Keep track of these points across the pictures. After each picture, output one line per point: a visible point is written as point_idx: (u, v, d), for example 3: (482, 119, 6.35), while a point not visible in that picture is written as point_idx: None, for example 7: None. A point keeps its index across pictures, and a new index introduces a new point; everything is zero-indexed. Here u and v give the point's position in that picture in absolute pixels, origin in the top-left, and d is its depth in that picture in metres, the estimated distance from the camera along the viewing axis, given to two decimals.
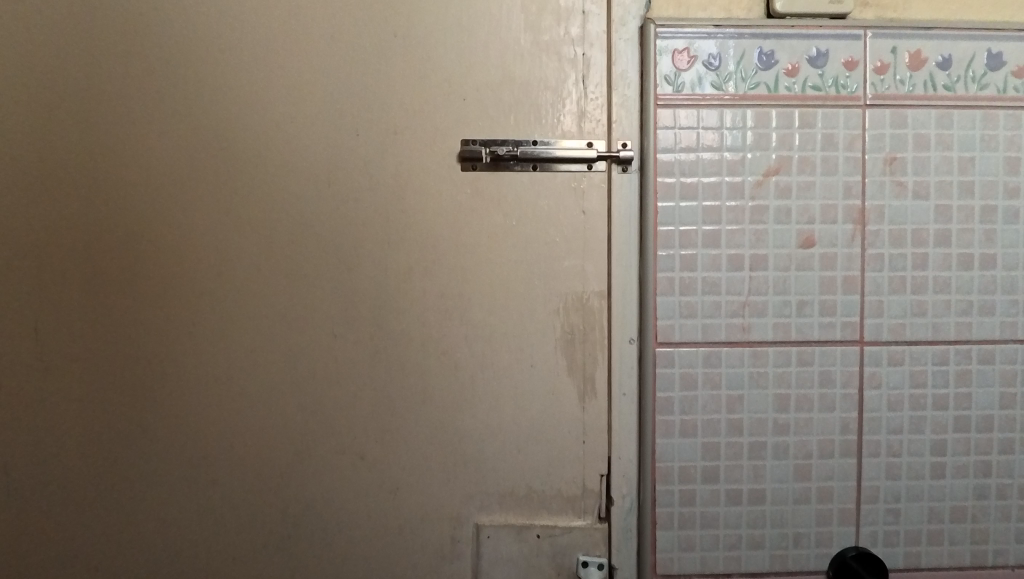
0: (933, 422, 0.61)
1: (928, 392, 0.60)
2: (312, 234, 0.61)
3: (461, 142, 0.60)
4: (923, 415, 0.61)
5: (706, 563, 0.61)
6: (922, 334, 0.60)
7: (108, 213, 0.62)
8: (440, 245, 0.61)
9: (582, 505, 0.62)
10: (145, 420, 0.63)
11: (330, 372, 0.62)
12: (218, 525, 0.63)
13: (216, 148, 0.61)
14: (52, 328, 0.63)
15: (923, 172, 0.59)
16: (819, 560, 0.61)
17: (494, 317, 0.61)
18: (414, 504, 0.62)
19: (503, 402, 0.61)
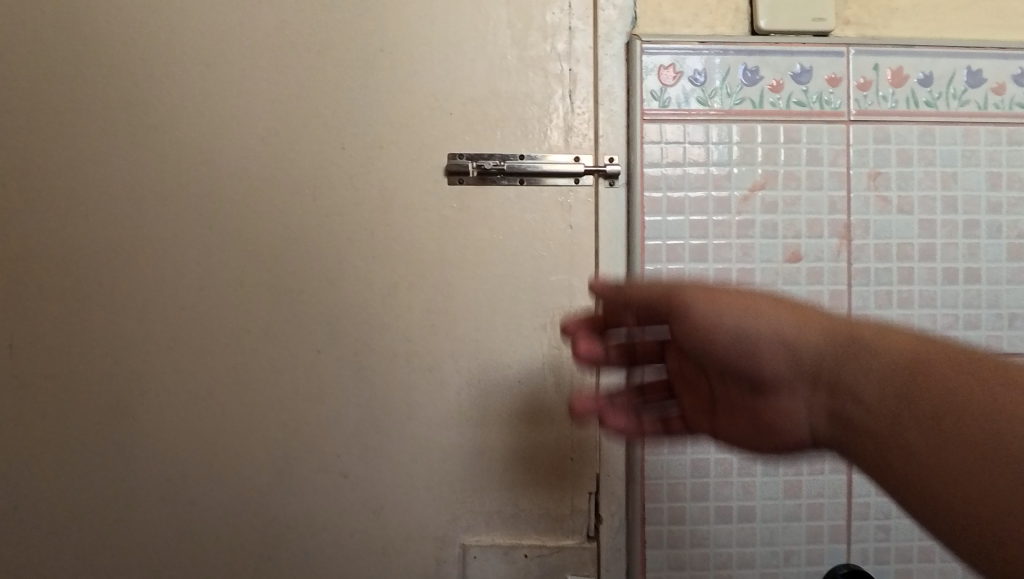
0: None
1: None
2: (296, 249, 0.60)
3: (447, 156, 0.60)
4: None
5: None
6: None
7: (86, 229, 0.61)
8: (426, 260, 0.60)
9: (570, 524, 0.61)
10: (122, 438, 0.61)
11: (313, 389, 0.61)
12: (197, 547, 0.61)
13: (200, 161, 0.60)
14: (28, 345, 0.61)
15: (906, 187, 0.60)
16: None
17: (480, 332, 0.60)
18: (399, 524, 0.61)
19: (489, 419, 0.60)
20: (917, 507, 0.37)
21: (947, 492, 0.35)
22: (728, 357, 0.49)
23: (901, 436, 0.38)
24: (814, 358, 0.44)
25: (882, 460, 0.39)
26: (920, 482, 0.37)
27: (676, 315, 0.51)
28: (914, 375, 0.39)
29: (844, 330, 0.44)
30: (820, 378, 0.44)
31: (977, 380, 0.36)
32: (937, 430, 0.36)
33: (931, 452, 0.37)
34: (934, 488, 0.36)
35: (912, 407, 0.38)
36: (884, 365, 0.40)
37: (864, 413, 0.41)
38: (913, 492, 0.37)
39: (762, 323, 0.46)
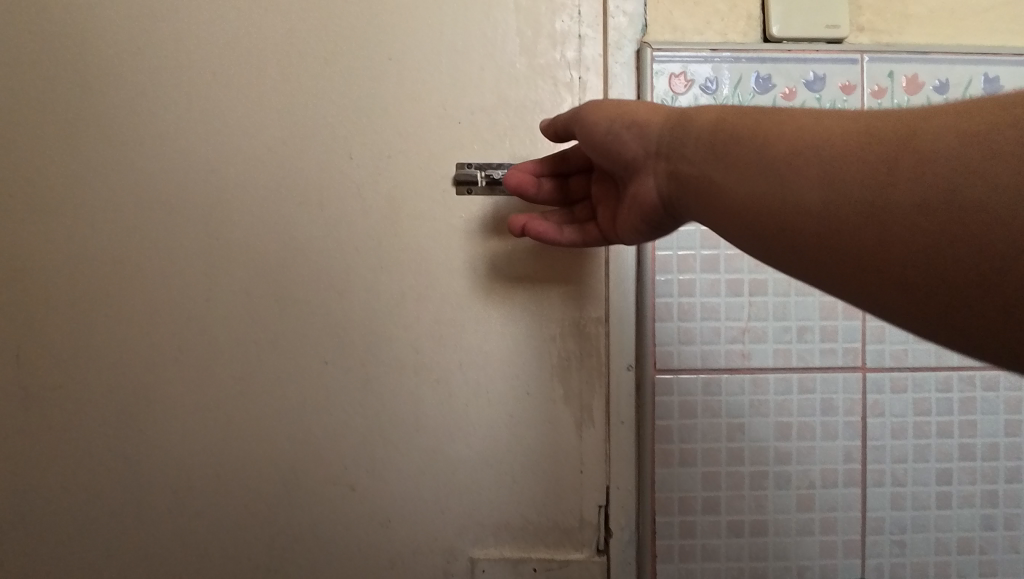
0: (938, 450, 0.59)
1: (931, 420, 0.59)
2: (303, 258, 0.60)
3: (455, 165, 0.59)
4: (927, 442, 0.59)
5: None
6: (924, 360, 0.59)
7: (92, 238, 0.60)
8: (434, 270, 0.60)
9: (579, 537, 0.60)
10: (128, 449, 0.61)
11: (320, 400, 0.60)
12: (203, 558, 0.61)
13: (207, 170, 0.60)
14: (35, 354, 0.61)
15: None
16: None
17: (488, 343, 0.60)
18: (406, 537, 0.60)
19: (498, 431, 0.60)
20: (816, 256, 0.33)
21: (848, 214, 0.31)
22: (617, 143, 0.45)
23: (784, 170, 0.34)
24: (694, 130, 0.40)
25: (758, 194, 0.35)
26: (803, 209, 0.33)
27: (583, 139, 0.47)
28: (787, 124, 0.35)
29: (717, 113, 0.40)
30: (686, 152, 0.40)
31: (862, 134, 0.32)
32: (830, 171, 0.32)
33: (824, 187, 0.32)
34: (842, 211, 0.31)
35: (795, 139, 0.34)
36: (761, 126, 0.36)
37: (734, 170, 0.36)
38: (807, 238, 0.33)
39: (649, 117, 0.43)
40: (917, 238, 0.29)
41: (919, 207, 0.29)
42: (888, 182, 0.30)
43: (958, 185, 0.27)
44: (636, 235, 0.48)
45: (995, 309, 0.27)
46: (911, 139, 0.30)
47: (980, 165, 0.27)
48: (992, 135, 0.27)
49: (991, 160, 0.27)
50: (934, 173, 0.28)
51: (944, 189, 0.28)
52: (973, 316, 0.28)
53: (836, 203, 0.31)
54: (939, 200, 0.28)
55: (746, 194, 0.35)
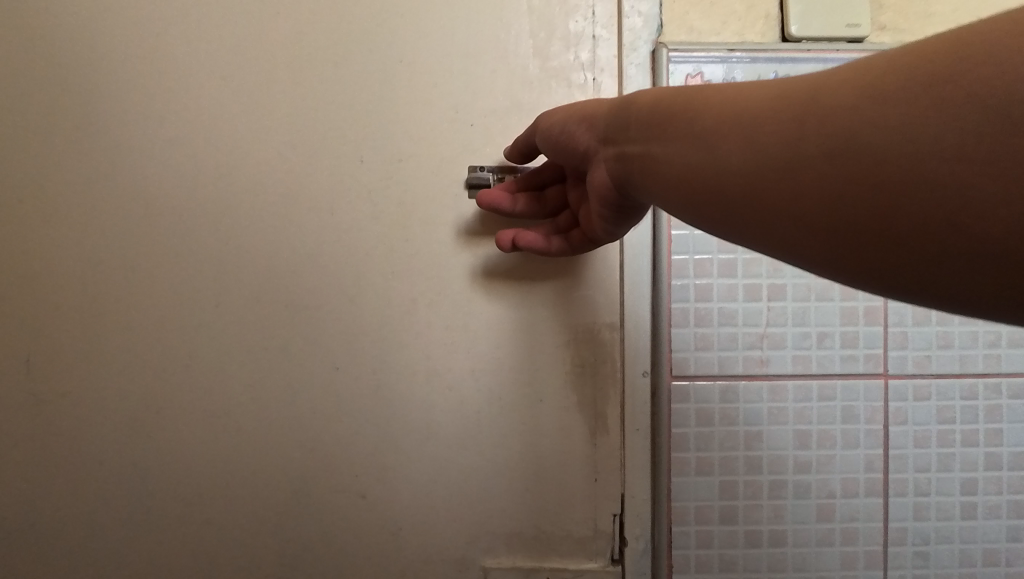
0: (962, 460, 0.58)
1: (955, 428, 0.58)
2: (313, 264, 0.59)
3: (468, 169, 0.58)
4: (951, 452, 0.58)
5: None
6: (948, 368, 0.58)
7: (102, 243, 0.60)
8: (446, 275, 0.59)
9: (593, 548, 0.59)
10: (137, 456, 0.60)
11: (330, 407, 0.59)
12: (214, 567, 0.60)
13: (216, 176, 0.59)
14: (44, 361, 0.61)
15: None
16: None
17: (500, 350, 0.59)
18: (417, 546, 0.59)
19: (510, 439, 0.59)
20: (742, 216, 0.33)
21: (763, 173, 0.32)
22: (575, 136, 0.48)
23: (707, 140, 0.35)
24: (636, 110, 0.42)
25: (687, 163, 0.36)
26: (723, 172, 0.34)
27: (546, 139, 0.51)
28: (711, 95, 0.36)
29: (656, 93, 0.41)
30: (628, 132, 0.42)
31: (775, 94, 0.33)
32: (746, 135, 0.33)
33: (742, 151, 0.33)
34: (758, 171, 0.32)
35: (717, 108, 0.35)
36: (688, 100, 0.38)
37: (666, 142, 0.38)
38: (732, 201, 0.34)
39: (598, 108, 0.47)
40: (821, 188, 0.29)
41: (819, 160, 0.29)
42: (794, 137, 0.30)
43: (853, 130, 0.28)
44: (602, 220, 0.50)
45: (896, 247, 0.27)
46: (815, 93, 0.30)
47: (868, 108, 0.27)
48: (882, 79, 0.27)
49: (880, 105, 0.27)
50: (833, 121, 0.28)
51: (841, 137, 0.28)
52: (882, 257, 0.28)
53: (752, 164, 0.32)
54: (838, 147, 0.28)
55: (676, 166, 0.37)
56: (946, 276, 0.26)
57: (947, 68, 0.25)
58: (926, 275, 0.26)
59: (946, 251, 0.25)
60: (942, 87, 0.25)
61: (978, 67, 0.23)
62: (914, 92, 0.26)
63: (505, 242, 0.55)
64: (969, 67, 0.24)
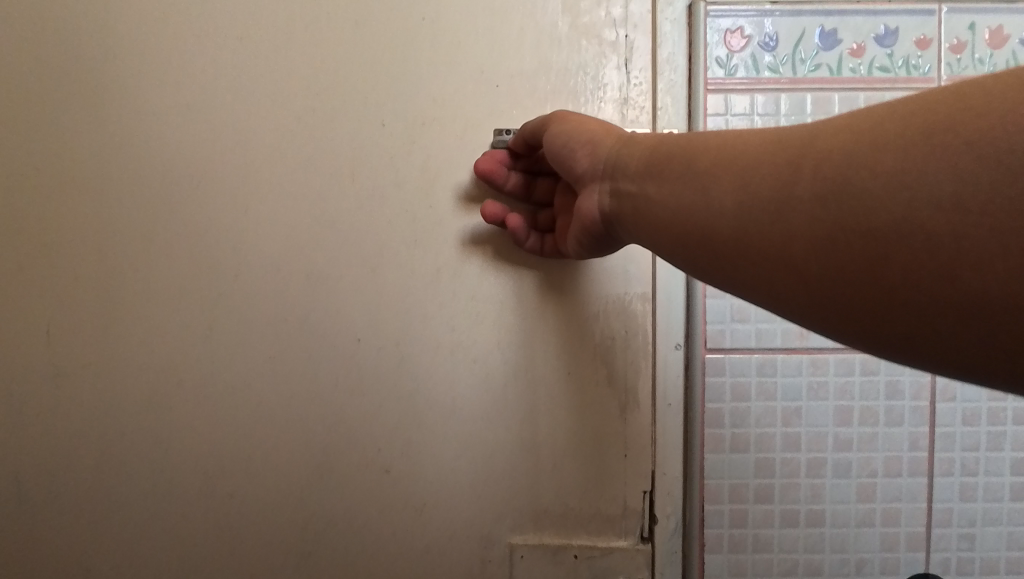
0: (1014, 439, 0.55)
1: (1007, 405, 0.55)
2: (334, 233, 0.57)
3: (493, 132, 0.56)
4: (1002, 430, 0.55)
5: None
6: None
7: (120, 212, 0.59)
8: (471, 244, 0.57)
9: (623, 526, 0.57)
10: (159, 428, 0.59)
11: (353, 380, 0.58)
12: (235, 541, 0.59)
13: (234, 142, 0.58)
14: (64, 332, 0.60)
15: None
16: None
17: (528, 322, 0.57)
18: (442, 523, 0.58)
19: (538, 413, 0.57)
20: (728, 258, 0.34)
21: (753, 214, 0.32)
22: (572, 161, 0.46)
23: (701, 181, 0.35)
24: (631, 147, 0.42)
25: (680, 203, 0.36)
26: (714, 211, 0.34)
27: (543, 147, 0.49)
28: (704, 139, 0.37)
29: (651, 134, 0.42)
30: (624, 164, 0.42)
31: (772, 140, 0.33)
32: (739, 179, 0.33)
33: (735, 194, 0.33)
34: (748, 213, 0.32)
35: (711, 151, 0.36)
36: (683, 143, 0.38)
37: (661, 180, 0.38)
38: (721, 244, 0.34)
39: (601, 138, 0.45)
40: (811, 236, 0.29)
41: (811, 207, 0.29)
42: (786, 185, 0.31)
43: (845, 175, 0.28)
44: (585, 246, 0.49)
45: (884, 297, 0.27)
46: (809, 140, 0.31)
47: (862, 154, 0.28)
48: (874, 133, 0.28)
49: (872, 152, 0.28)
50: (827, 165, 0.29)
51: (833, 184, 0.28)
52: (868, 307, 0.28)
53: (745, 207, 0.32)
54: (831, 195, 0.29)
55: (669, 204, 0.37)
56: (931, 325, 0.26)
57: (945, 118, 0.26)
58: (914, 327, 0.27)
59: (936, 302, 0.26)
60: (939, 139, 0.26)
61: (979, 119, 0.24)
62: (909, 142, 0.26)
63: (491, 213, 0.54)
64: (966, 118, 0.25)
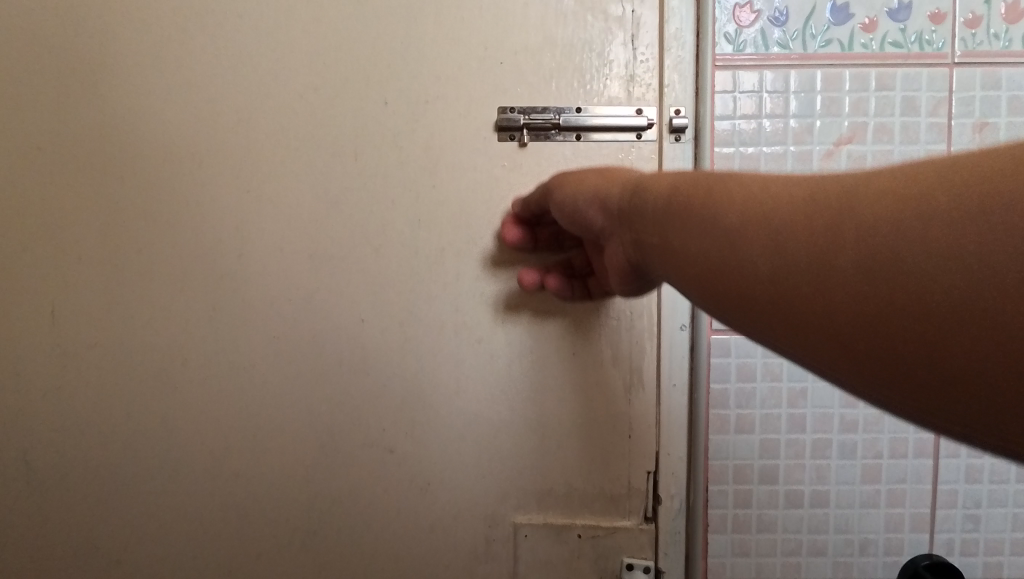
0: None
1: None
2: (338, 213, 0.57)
3: (497, 110, 0.55)
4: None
5: (762, 569, 0.57)
6: None
7: (123, 192, 0.59)
8: (475, 224, 0.56)
9: (627, 505, 0.57)
10: (164, 408, 0.60)
11: (357, 360, 0.58)
12: (242, 520, 0.60)
13: (235, 120, 0.57)
14: (69, 312, 0.60)
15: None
16: (888, 569, 0.56)
17: (533, 302, 0.56)
18: (447, 502, 0.58)
19: (542, 394, 0.57)
20: (763, 325, 0.28)
21: (785, 280, 0.26)
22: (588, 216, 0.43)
23: (727, 241, 0.29)
24: (646, 193, 0.36)
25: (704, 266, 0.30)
26: (739, 272, 0.28)
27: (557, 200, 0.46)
28: (728, 185, 0.31)
29: (668, 176, 0.35)
30: (634, 208, 0.37)
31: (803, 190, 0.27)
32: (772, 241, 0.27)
33: (765, 254, 0.27)
34: (780, 278, 0.27)
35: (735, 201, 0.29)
36: (702, 187, 0.32)
37: (677, 234, 0.32)
38: (757, 311, 0.28)
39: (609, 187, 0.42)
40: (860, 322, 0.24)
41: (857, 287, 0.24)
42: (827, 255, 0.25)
43: (896, 247, 0.23)
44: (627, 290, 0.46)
45: (951, 387, 0.22)
46: (846, 197, 0.25)
47: (912, 222, 0.22)
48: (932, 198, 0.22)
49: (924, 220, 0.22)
50: (872, 232, 0.23)
51: (886, 260, 0.23)
52: (933, 396, 0.23)
53: (774, 269, 0.27)
54: (883, 273, 0.23)
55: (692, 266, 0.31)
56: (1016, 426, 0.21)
57: (1008, 184, 0.20)
58: (991, 424, 0.22)
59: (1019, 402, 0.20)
60: (1006, 208, 0.20)
61: None
62: (969, 207, 0.21)
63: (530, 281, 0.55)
64: None
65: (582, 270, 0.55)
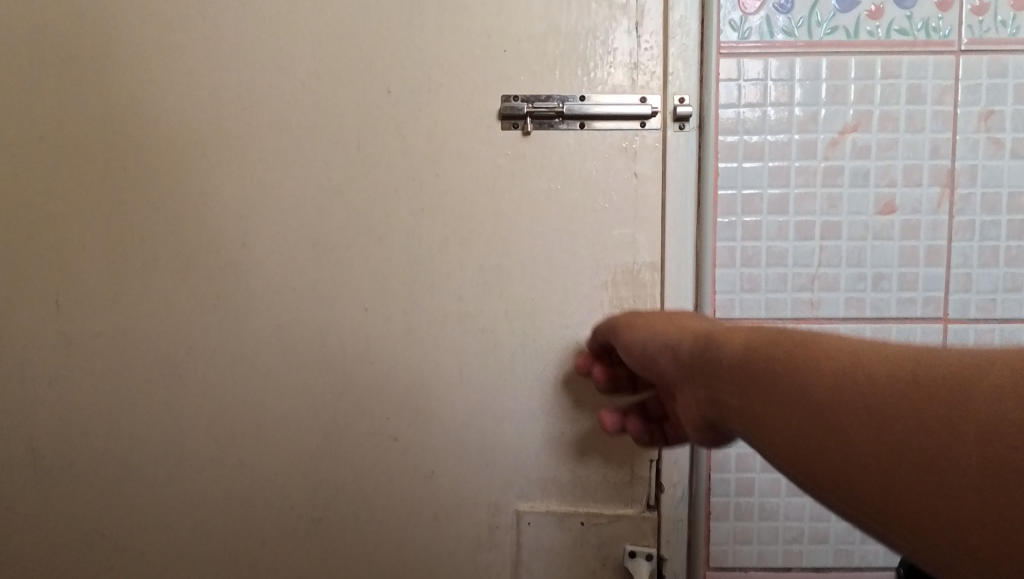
0: None
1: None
2: (341, 202, 0.57)
3: (501, 98, 0.55)
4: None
5: (763, 557, 0.57)
6: (1017, 312, 0.53)
7: (126, 181, 0.59)
8: (478, 213, 0.56)
9: (630, 493, 0.57)
10: (169, 396, 0.60)
11: (361, 349, 0.58)
12: (247, 507, 0.60)
13: (238, 109, 0.57)
14: (73, 301, 0.60)
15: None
16: (889, 557, 0.56)
17: (536, 291, 0.56)
18: (451, 490, 0.59)
19: (545, 382, 0.57)
20: (874, 512, 0.27)
21: (904, 470, 0.26)
22: (655, 362, 0.41)
23: (822, 422, 0.28)
24: (718, 343, 0.35)
25: (795, 443, 0.29)
26: (843, 455, 0.27)
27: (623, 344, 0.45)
28: (812, 350, 0.30)
29: (744, 330, 0.34)
30: (701, 357, 0.36)
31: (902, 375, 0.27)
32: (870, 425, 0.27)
33: (874, 443, 0.26)
34: (897, 469, 0.26)
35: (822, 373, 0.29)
36: (782, 348, 0.31)
37: (760, 396, 0.31)
38: (870, 499, 0.27)
39: (677, 338, 0.39)
40: (965, 520, 0.24)
41: (954, 482, 0.24)
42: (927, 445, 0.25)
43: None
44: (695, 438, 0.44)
45: None
46: (962, 395, 0.25)
47: None
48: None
49: None
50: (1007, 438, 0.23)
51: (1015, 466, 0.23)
52: None
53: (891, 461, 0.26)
54: (1011, 480, 0.23)
55: (779, 439, 0.30)
56: None
57: None
58: None
59: None
60: None
61: None
62: None
63: (609, 424, 0.52)
64: None
65: (658, 413, 0.52)
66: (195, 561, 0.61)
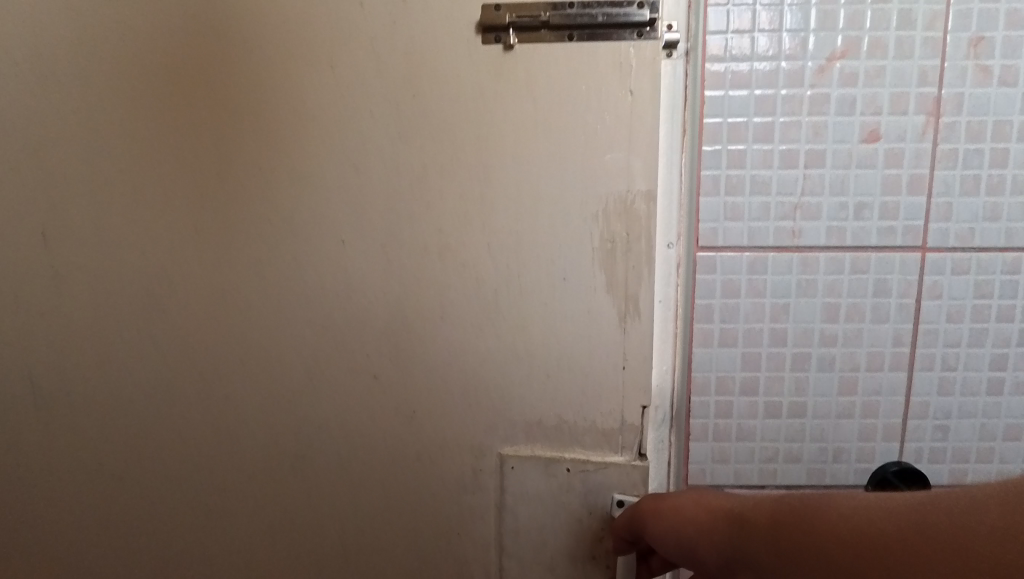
0: (996, 334, 0.51)
1: (993, 303, 0.51)
2: (316, 129, 0.54)
3: (483, 8, 0.50)
4: (984, 327, 0.51)
5: (740, 476, 0.55)
6: (993, 241, 0.50)
7: (103, 108, 0.57)
8: (458, 139, 0.52)
9: (620, 440, 0.54)
10: (155, 330, 0.59)
11: (339, 284, 0.56)
12: (233, 442, 0.60)
13: (208, 29, 0.54)
14: (60, 234, 0.59)
15: (1013, 55, 0.48)
16: (859, 476, 0.54)
17: (521, 223, 0.52)
18: (434, 432, 0.56)
19: (530, 322, 0.54)
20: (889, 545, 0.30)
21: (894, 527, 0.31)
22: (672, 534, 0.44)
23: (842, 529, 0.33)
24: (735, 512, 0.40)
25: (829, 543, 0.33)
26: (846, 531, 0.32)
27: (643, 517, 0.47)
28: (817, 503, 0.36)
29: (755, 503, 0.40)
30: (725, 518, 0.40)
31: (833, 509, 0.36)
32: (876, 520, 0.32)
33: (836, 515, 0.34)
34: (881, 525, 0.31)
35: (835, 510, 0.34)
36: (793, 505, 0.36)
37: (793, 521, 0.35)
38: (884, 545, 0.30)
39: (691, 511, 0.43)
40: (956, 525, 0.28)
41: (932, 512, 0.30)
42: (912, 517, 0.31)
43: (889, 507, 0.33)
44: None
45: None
46: None
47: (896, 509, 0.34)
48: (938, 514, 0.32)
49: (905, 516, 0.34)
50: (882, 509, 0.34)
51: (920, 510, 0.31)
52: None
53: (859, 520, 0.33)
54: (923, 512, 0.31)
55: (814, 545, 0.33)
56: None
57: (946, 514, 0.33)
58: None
59: None
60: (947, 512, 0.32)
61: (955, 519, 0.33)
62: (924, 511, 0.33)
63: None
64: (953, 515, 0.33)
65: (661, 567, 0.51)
66: (188, 494, 0.61)
